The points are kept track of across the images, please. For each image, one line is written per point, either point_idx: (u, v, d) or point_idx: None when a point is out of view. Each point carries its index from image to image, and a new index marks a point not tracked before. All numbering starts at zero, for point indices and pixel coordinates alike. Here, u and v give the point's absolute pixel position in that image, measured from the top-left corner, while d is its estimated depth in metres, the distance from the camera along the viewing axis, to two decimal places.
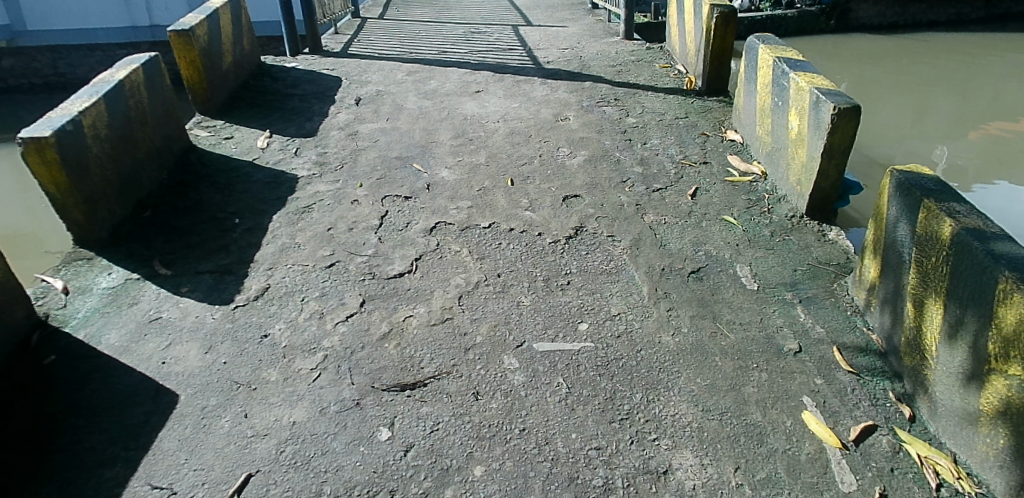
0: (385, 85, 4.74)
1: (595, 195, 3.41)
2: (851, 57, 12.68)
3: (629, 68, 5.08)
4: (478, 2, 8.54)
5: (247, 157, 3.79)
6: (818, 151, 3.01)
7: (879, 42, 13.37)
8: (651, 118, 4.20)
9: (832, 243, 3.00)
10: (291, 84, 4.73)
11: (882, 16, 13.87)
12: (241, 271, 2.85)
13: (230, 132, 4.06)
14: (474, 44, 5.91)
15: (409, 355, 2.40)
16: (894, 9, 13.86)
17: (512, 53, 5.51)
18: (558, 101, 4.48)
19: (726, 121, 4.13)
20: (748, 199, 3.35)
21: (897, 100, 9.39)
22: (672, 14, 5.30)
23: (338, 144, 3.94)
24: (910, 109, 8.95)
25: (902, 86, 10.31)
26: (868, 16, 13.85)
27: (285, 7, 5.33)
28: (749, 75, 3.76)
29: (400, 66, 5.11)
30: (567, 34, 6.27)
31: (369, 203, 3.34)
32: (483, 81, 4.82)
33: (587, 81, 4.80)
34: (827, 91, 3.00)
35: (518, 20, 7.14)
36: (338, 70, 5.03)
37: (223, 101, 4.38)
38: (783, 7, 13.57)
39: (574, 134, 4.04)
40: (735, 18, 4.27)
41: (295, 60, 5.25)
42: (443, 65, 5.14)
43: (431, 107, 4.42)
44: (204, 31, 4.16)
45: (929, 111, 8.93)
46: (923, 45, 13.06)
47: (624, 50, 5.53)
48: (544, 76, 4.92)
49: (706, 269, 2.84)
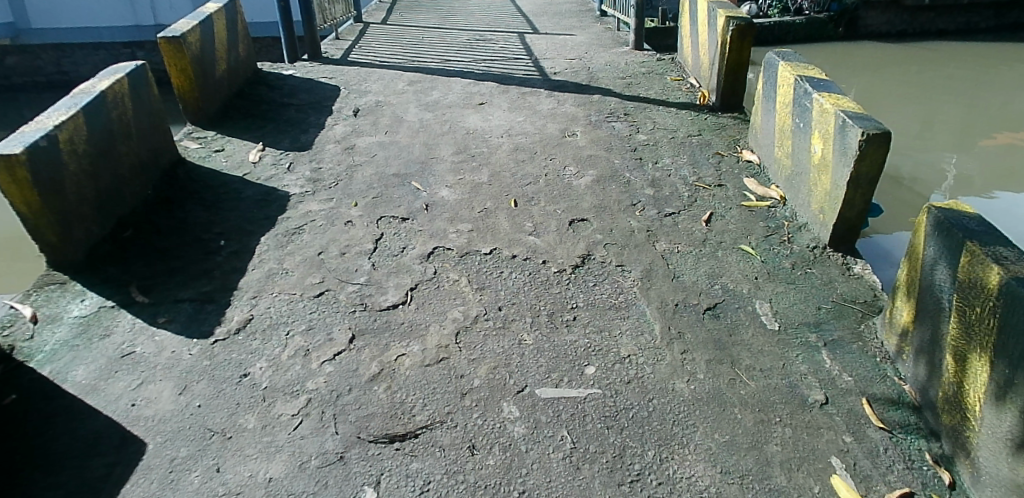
0: (385, 95, 4.55)
1: (603, 219, 3.21)
2: (858, 63, 12.51)
3: (639, 80, 4.88)
4: (483, 8, 8.38)
5: (237, 173, 3.60)
6: (843, 179, 2.81)
7: (886, 50, 13.21)
8: (663, 135, 4.00)
9: (858, 277, 2.80)
10: (288, 93, 4.55)
11: (892, 24, 13.65)
12: (223, 299, 2.65)
13: (222, 144, 3.88)
14: (478, 53, 5.72)
15: (400, 400, 2.21)
16: (904, 16, 13.64)
17: (518, 63, 5.32)
18: (565, 116, 4.28)
19: (741, 139, 3.92)
20: (767, 226, 3.15)
21: (903, 109, 9.22)
22: (684, 25, 5.10)
23: (333, 159, 3.75)
24: (917, 117, 8.77)
25: (909, 94, 10.15)
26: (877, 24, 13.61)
27: (284, 13, 5.16)
28: (766, 93, 3.57)
29: (400, 75, 4.92)
30: (575, 44, 6.07)
31: (363, 225, 3.15)
32: (486, 93, 4.63)
33: (596, 93, 4.60)
34: (854, 115, 2.80)
35: (523, 28, 6.96)
36: (337, 79, 4.84)
37: (216, 111, 4.20)
38: (791, 13, 13.59)
39: (581, 152, 3.84)
40: (751, 31, 4.08)
41: (293, 67, 5.06)
42: (445, 75, 4.95)
43: (432, 120, 4.23)
44: (197, 38, 3.98)
45: (937, 120, 8.77)
46: (932, 53, 12.90)
47: (634, 61, 5.33)
48: (550, 88, 4.72)
49: (722, 305, 2.64)
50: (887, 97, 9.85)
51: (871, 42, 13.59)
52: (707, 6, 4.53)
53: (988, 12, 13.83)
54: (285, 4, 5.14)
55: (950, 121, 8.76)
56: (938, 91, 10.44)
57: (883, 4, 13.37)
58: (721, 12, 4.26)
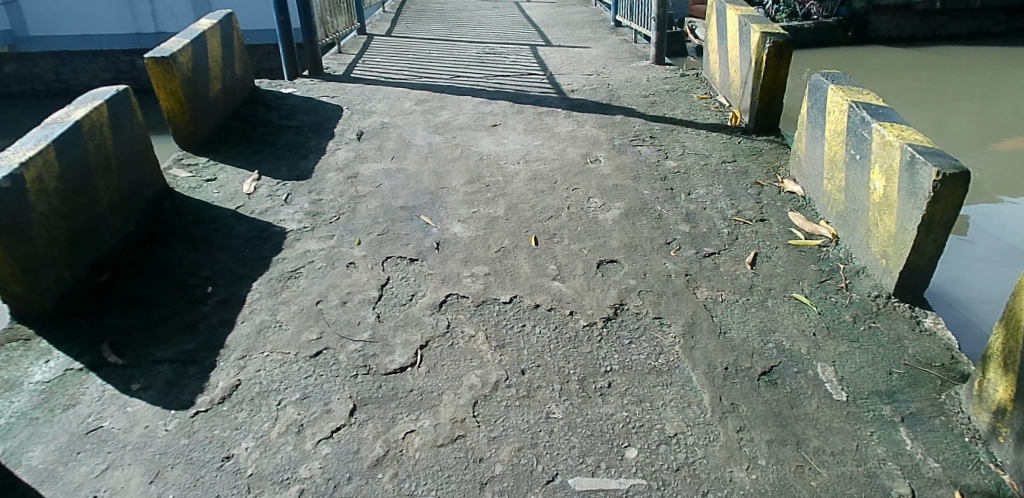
0: (391, 116, 4.24)
1: (635, 261, 2.87)
2: (868, 66, 12.28)
3: (663, 98, 4.55)
4: (492, 18, 8.10)
5: (229, 205, 3.28)
6: (912, 222, 2.47)
7: (897, 56, 12.99)
8: (694, 162, 3.67)
9: (930, 334, 2.45)
10: (287, 114, 4.24)
11: (901, 28, 13.90)
12: (207, 360, 2.32)
13: (213, 173, 3.56)
14: (489, 68, 5.41)
15: (408, 492, 1.86)
16: (914, 21, 13.86)
17: (532, 79, 4.99)
18: (586, 139, 3.95)
19: (781, 166, 3.59)
20: (819, 270, 2.81)
21: (917, 112, 8.97)
22: (711, 39, 4.77)
23: (334, 189, 3.43)
24: (932, 120, 8.52)
25: (922, 98, 9.89)
26: (884, 29, 13.82)
27: (284, 27, 4.86)
28: (814, 119, 3.24)
29: (407, 93, 4.61)
30: (591, 57, 5.74)
31: (367, 267, 2.82)
32: (500, 113, 4.31)
33: (617, 113, 4.28)
34: (925, 150, 2.47)
35: (535, 39, 6.65)
36: (340, 97, 4.53)
37: (209, 135, 3.89)
38: (800, 17, 13.72)
39: (606, 181, 3.50)
40: (790, 47, 3.76)
41: (292, 84, 4.76)
42: (455, 93, 4.64)
43: (442, 143, 3.92)
44: (189, 58, 3.69)
45: (949, 122, 8.53)
46: (946, 59, 12.66)
47: (656, 77, 5.00)
48: (568, 107, 4.40)
49: (779, 369, 2.29)
50: (900, 101, 9.61)
51: (881, 50, 13.41)
52: (739, 20, 4.21)
53: (999, 17, 13.99)
54: (285, 18, 4.84)
55: (966, 124, 8.51)
56: (953, 95, 10.18)
57: (891, 9, 13.52)
58: (756, 26, 3.94)
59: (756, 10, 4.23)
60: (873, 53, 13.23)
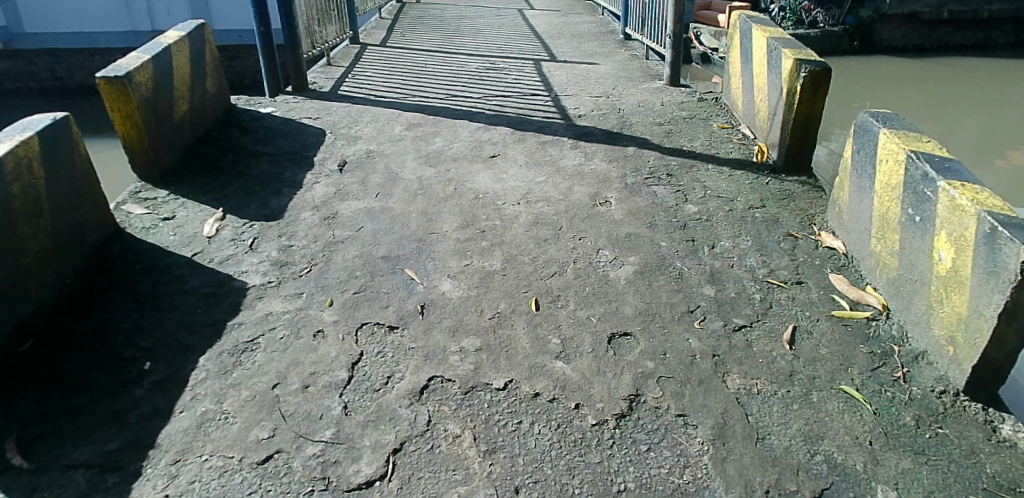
0: (378, 143, 3.83)
1: (652, 335, 2.44)
2: (880, 78, 11.90)
3: (679, 127, 4.11)
4: (493, 26, 7.71)
5: (185, 251, 2.87)
6: (990, 309, 2.04)
7: (908, 70, 12.68)
8: (717, 207, 3.24)
9: (1009, 446, 2.02)
10: (262, 139, 3.81)
11: (907, 39, 13.90)
12: (132, 466, 1.89)
13: (173, 210, 3.15)
14: (489, 87, 4.98)
15: None
16: (919, 31, 13.90)
17: (535, 101, 4.57)
18: (595, 176, 3.52)
19: (816, 214, 3.17)
20: (869, 352, 2.39)
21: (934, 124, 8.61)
22: (732, 62, 4.35)
23: (309, 232, 3.01)
24: (949, 133, 8.17)
25: (937, 110, 9.53)
26: (891, 39, 13.79)
27: (264, 39, 4.43)
28: (860, 165, 2.81)
29: (398, 116, 4.19)
30: (599, 75, 5.32)
31: (337, 338, 2.40)
32: (499, 141, 3.89)
33: (630, 145, 3.85)
34: (1009, 221, 2.03)
35: (539, 52, 6.24)
36: (322, 119, 4.11)
37: (172, 163, 3.47)
38: (806, 25, 13.09)
39: (617, 229, 3.08)
40: (828, 77, 3.33)
41: (272, 104, 4.35)
42: (451, 116, 4.22)
43: (434, 178, 3.50)
44: (148, 76, 3.28)
45: (966, 135, 8.20)
46: (958, 73, 12.37)
47: (670, 101, 4.57)
48: (575, 136, 3.97)
49: (831, 493, 1.86)
50: (915, 113, 9.25)
51: (892, 64, 13.12)
52: (767, 43, 3.77)
53: (1005, 28, 14.16)
54: (265, 29, 4.41)
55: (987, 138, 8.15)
56: (969, 107, 9.83)
57: (898, 19, 13.57)
58: (788, 52, 3.51)
59: (786, 32, 3.80)
60: (883, 67, 12.89)
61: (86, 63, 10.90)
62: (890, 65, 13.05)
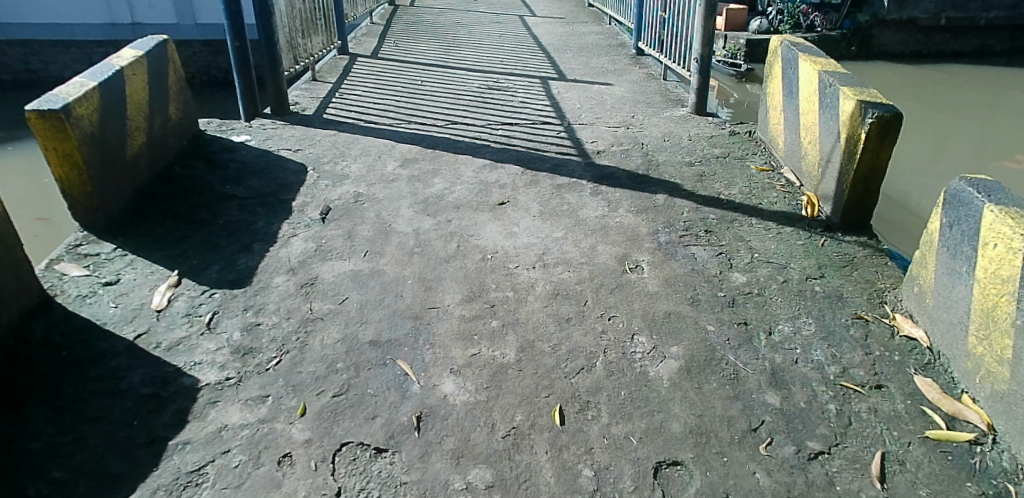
0: (368, 184, 3.32)
1: (710, 463, 1.93)
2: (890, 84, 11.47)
3: (713, 168, 3.61)
4: (492, 35, 7.20)
5: (126, 331, 2.33)
6: None
7: (911, 77, 12.22)
8: (769, 277, 2.75)
9: None
10: (232, 178, 3.29)
11: (906, 43, 13.57)
12: None
13: (117, 271, 2.62)
14: (493, 112, 4.46)
15: None
16: (917, 37, 13.56)
17: (546, 132, 4.05)
18: (621, 232, 3.01)
19: (887, 290, 2.68)
20: (980, 493, 1.85)
21: (944, 133, 8.10)
22: (770, 93, 3.86)
23: (282, 306, 2.48)
24: (971, 142, 7.76)
25: (945, 118, 9.04)
26: (888, 42, 13.44)
27: (239, 56, 3.94)
28: (956, 245, 2.30)
29: (391, 149, 3.67)
30: (615, 99, 4.80)
31: (310, 467, 1.86)
32: (508, 184, 3.38)
33: (659, 191, 3.34)
34: None
35: (546, 68, 5.74)
36: (305, 153, 3.58)
37: (120, 207, 2.94)
38: (803, 29, 13.01)
39: (653, 305, 2.57)
40: (899, 124, 2.84)
41: (248, 131, 3.82)
42: (451, 149, 3.71)
43: (433, 231, 2.99)
44: (92, 108, 2.74)
45: (990, 143, 7.78)
46: (963, 81, 11.93)
47: (699, 134, 4.06)
48: (595, 178, 3.46)
49: None
50: (923, 122, 8.74)
51: (895, 70, 12.66)
52: (818, 76, 3.28)
53: (1003, 35, 13.90)
54: (241, 45, 3.92)
55: (1001, 146, 7.65)
56: (979, 116, 9.35)
57: (896, 23, 13.24)
58: (848, 92, 3.02)
59: (839, 66, 3.32)
60: (888, 72, 12.42)
61: (61, 54, 10.24)
62: (892, 71, 12.59)
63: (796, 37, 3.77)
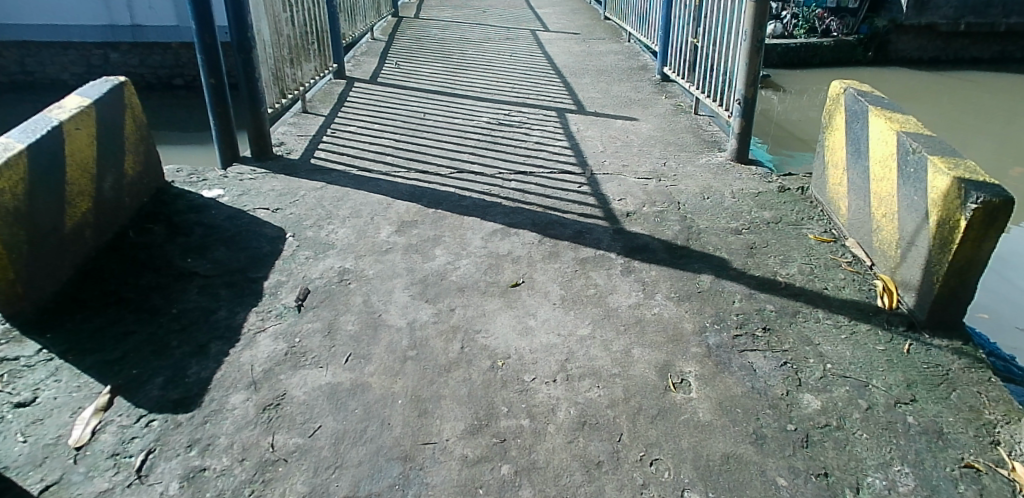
0: (357, 256, 2.81)
1: None
2: (922, 94, 10.82)
3: (764, 238, 3.07)
4: (500, 53, 6.70)
5: (31, 480, 1.80)
6: None
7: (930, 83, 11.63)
8: (849, 401, 2.20)
9: None
10: (196, 248, 2.81)
11: (924, 50, 12.97)
12: None
13: (37, 387, 2.10)
14: (504, 154, 3.95)
15: None
16: (936, 42, 12.97)
17: (565, 186, 3.51)
18: (661, 329, 2.47)
19: (999, 424, 2.12)
20: None
21: (969, 148, 7.56)
22: (829, 147, 3.32)
23: (237, 441, 1.95)
24: (1010, 160, 7.20)
25: (968, 130, 8.49)
26: (908, 50, 12.87)
27: (216, 95, 3.46)
28: None
29: (386, 209, 3.17)
30: (641, 139, 4.26)
31: None
32: (522, 256, 2.87)
33: (702, 270, 2.80)
34: None
35: (562, 97, 5.22)
36: (286, 214, 3.08)
37: (55, 291, 2.46)
38: (819, 33, 12.41)
39: (706, 444, 2.01)
40: (1010, 211, 2.27)
41: (223, 184, 3.33)
42: (454, 208, 3.21)
43: (431, 324, 2.47)
44: (19, 177, 2.26)
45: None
46: (986, 89, 11.35)
47: (742, 189, 3.52)
48: (625, 249, 2.92)
49: None
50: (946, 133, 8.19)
51: (915, 77, 12.07)
52: (896, 138, 2.73)
53: None
54: (217, 82, 3.44)
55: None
56: (1005, 129, 8.80)
57: (916, 29, 12.66)
58: (939, 165, 2.46)
59: (921, 126, 2.77)
60: (916, 81, 11.79)
61: (58, 57, 9.87)
62: (910, 77, 12.01)
63: (862, 83, 3.22)
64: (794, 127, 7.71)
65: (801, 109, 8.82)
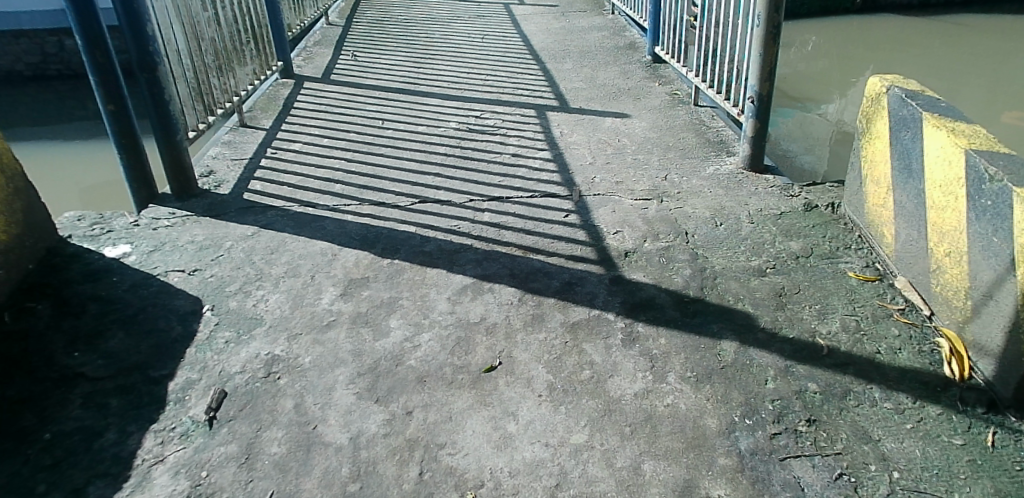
0: (290, 337, 2.24)
1: None
2: (922, 39, 10.16)
3: (795, 281, 2.50)
4: (467, 33, 6.04)
5: None
6: None
7: (921, 28, 10.91)
8: None
9: None
10: (86, 335, 2.21)
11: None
12: None
13: None
14: (476, 169, 3.35)
15: None
16: None
17: (548, 215, 2.93)
18: (678, 429, 1.92)
19: None
20: None
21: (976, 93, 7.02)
22: (866, 158, 2.73)
23: None
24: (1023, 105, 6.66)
25: (963, 75, 7.85)
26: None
27: (118, 124, 2.80)
28: None
29: (331, 263, 2.58)
30: (634, 142, 3.66)
31: None
32: (499, 324, 2.30)
33: (722, 333, 2.24)
34: None
35: (541, 87, 4.59)
36: (205, 278, 2.49)
37: None
38: None
39: None
40: None
41: (132, 236, 2.73)
42: (413, 257, 2.63)
43: (383, 438, 1.89)
44: None
45: None
46: (985, 31, 10.74)
47: (760, 210, 2.94)
48: (626, 307, 2.36)
49: None
50: (949, 79, 7.62)
51: (910, 21, 11.39)
52: (964, 157, 2.13)
53: None
54: (117, 108, 2.77)
55: None
56: (1009, 71, 8.20)
57: None
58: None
59: (994, 142, 2.17)
60: (914, 26, 11.12)
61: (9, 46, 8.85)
62: (900, 23, 11.28)
63: (906, 78, 2.61)
64: (781, 83, 7.06)
65: (792, 61, 8.17)
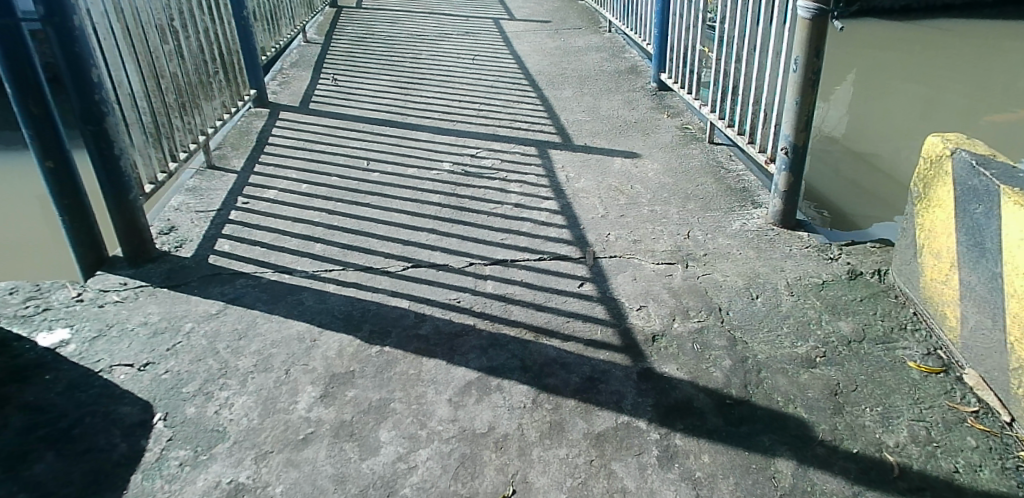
0: (257, 457, 1.82)
1: None
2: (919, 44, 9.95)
3: (851, 375, 2.15)
4: (457, 53, 5.68)
5: None
6: None
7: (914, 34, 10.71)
8: None
9: None
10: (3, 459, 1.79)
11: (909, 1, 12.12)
12: None
13: None
14: (474, 223, 2.98)
15: None
16: None
17: (560, 286, 2.56)
18: None
19: None
20: None
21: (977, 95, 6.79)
22: (923, 227, 2.41)
23: None
24: None
25: (961, 78, 7.64)
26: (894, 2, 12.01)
27: (57, 182, 2.40)
28: None
29: (309, 353, 2.19)
30: (648, 188, 3.32)
31: None
32: (512, 436, 1.91)
33: (776, 448, 1.89)
34: None
35: (540, 119, 4.24)
36: (159, 376, 2.09)
37: None
38: None
39: None
40: None
41: (74, 317, 2.32)
42: (406, 343, 2.25)
43: None
44: None
45: None
46: (980, 36, 10.57)
47: (800, 280, 2.60)
48: (659, 411, 2.01)
49: None
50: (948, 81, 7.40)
51: (903, 27, 11.21)
52: None
53: None
54: (56, 165, 2.37)
55: None
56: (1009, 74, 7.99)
57: None
58: None
59: None
60: (908, 31, 10.94)
61: None
62: (890, 28, 11.07)
63: (973, 140, 2.31)
64: None
65: None
